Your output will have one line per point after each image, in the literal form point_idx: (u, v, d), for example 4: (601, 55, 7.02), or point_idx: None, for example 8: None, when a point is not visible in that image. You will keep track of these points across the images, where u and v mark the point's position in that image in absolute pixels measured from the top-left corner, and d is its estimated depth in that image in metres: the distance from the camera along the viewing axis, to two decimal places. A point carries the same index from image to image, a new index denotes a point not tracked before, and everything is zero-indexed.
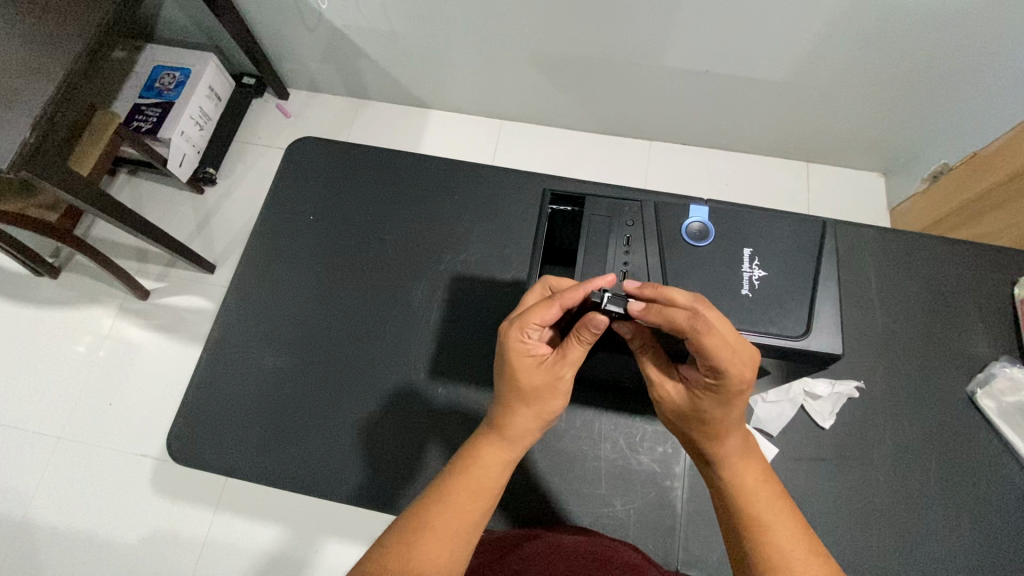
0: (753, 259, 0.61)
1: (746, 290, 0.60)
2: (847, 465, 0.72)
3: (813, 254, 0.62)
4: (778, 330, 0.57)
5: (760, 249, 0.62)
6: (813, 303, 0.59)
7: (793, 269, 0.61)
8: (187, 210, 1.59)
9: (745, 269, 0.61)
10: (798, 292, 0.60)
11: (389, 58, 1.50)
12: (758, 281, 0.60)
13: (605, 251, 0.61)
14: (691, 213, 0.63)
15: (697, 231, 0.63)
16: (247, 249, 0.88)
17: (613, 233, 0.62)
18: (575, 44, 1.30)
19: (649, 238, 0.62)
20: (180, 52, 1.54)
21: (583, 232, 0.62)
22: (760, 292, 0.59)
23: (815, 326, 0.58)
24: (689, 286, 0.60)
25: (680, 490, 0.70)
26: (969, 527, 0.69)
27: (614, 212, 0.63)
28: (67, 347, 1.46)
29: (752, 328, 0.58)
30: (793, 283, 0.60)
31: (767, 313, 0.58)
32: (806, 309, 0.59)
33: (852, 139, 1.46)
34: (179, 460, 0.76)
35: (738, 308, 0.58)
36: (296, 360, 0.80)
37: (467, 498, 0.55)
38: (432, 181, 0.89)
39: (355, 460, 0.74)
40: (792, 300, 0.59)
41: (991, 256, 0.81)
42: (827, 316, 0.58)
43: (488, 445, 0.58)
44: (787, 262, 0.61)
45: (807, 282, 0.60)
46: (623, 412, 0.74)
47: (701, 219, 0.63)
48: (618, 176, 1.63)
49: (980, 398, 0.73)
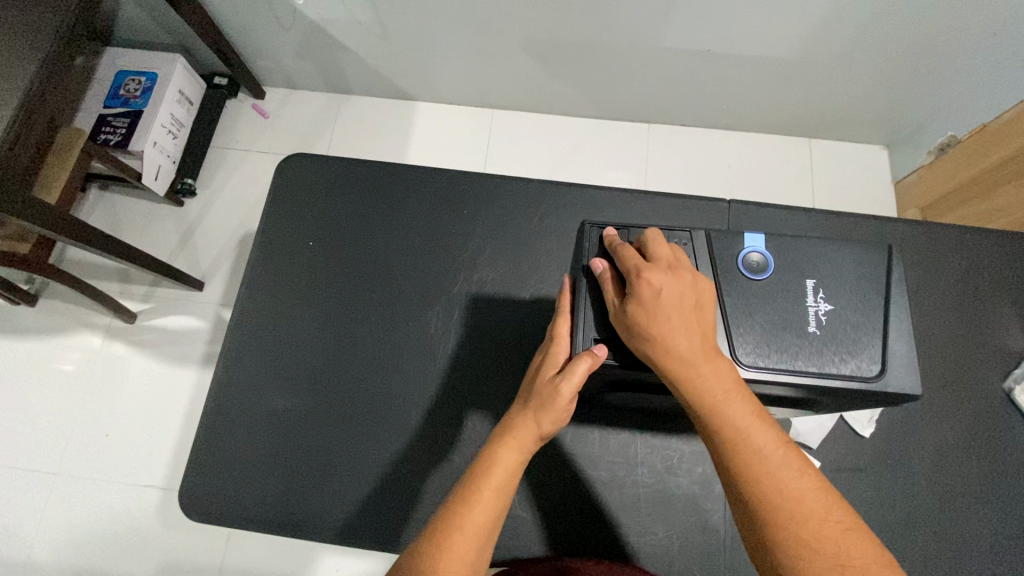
0: (818, 291, 0.55)
1: (813, 326, 0.54)
2: (889, 473, 0.70)
3: (880, 279, 0.56)
4: (851, 371, 0.52)
5: (824, 281, 0.55)
6: (886, 338, 0.53)
7: (861, 297, 0.55)
8: (166, 225, 1.51)
9: (810, 302, 0.55)
10: (870, 324, 0.54)
11: (370, 49, 1.41)
12: (826, 315, 0.54)
13: None
14: (748, 243, 0.57)
15: (755, 264, 0.57)
16: (243, 282, 0.82)
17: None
18: (568, 28, 1.24)
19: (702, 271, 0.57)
20: (144, 55, 1.43)
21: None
22: (829, 329, 0.54)
23: (892, 363, 0.52)
24: (751, 325, 0.54)
25: (721, 511, 0.69)
26: (1014, 527, 0.69)
27: None
28: (54, 377, 1.39)
29: (822, 370, 0.52)
30: (862, 314, 0.54)
31: (836, 352, 0.53)
32: (878, 345, 0.53)
33: (854, 114, 1.42)
34: (192, 515, 0.72)
35: (806, 350, 0.53)
36: (310, 401, 0.75)
37: (476, 526, 0.50)
38: (437, 194, 0.84)
39: (383, 501, 0.71)
40: (864, 335, 0.54)
41: (1020, 244, 0.79)
42: (902, 352, 0.53)
43: (503, 452, 0.53)
44: (853, 291, 0.55)
45: (880, 313, 0.55)
46: (658, 434, 0.72)
47: (759, 250, 0.57)
48: (618, 163, 1.57)
49: (1018, 394, 0.72)
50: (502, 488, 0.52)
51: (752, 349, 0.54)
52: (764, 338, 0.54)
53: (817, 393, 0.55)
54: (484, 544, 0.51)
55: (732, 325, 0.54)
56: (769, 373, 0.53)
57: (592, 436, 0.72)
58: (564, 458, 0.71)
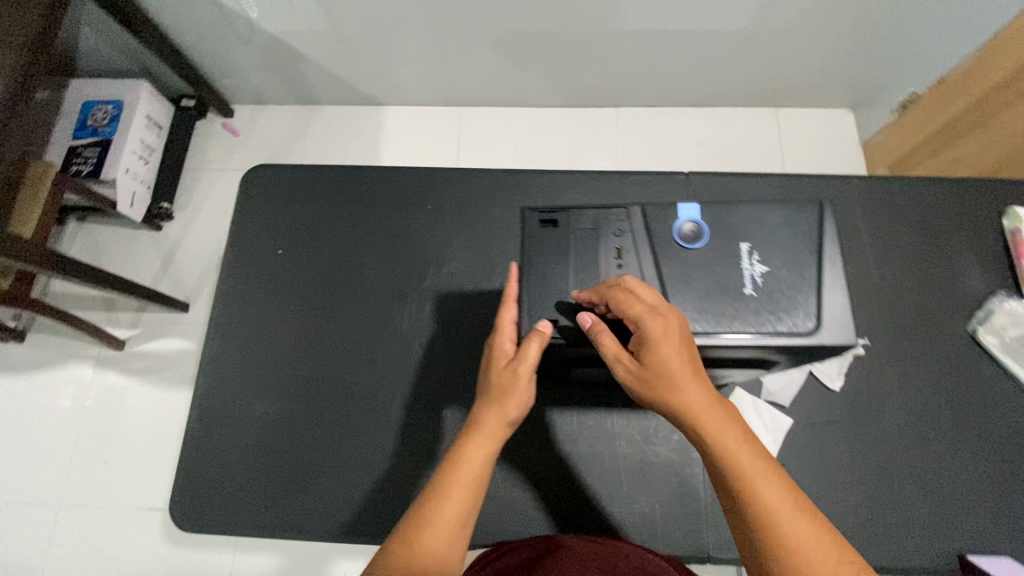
0: (752, 255, 0.57)
1: (749, 289, 0.56)
2: (861, 423, 0.72)
3: (813, 236, 0.58)
4: (787, 327, 0.54)
5: (757, 244, 0.58)
6: (819, 294, 0.56)
7: (793, 256, 0.57)
8: (147, 250, 1.52)
9: (745, 266, 0.57)
10: (804, 281, 0.56)
11: (332, 58, 1.42)
12: (761, 277, 0.56)
13: (597, 268, 0.59)
14: (682, 214, 0.59)
15: (690, 234, 0.58)
16: (217, 295, 0.83)
17: (601, 247, 0.60)
18: (524, 19, 1.25)
19: (643, 244, 0.59)
20: (109, 84, 1.44)
21: (568, 253, 0.60)
22: (764, 289, 0.56)
23: (825, 317, 0.55)
24: (689, 292, 0.56)
25: (701, 475, 0.70)
26: (987, 465, 0.70)
27: (598, 224, 0.60)
28: (49, 410, 1.40)
29: (759, 329, 0.54)
30: (796, 273, 0.56)
31: (774, 311, 0.55)
32: (813, 301, 0.56)
33: (817, 79, 1.43)
34: (184, 527, 0.73)
35: (743, 311, 0.55)
36: (292, 406, 0.77)
37: (449, 517, 0.49)
38: (400, 192, 0.85)
39: (370, 496, 0.72)
40: (798, 292, 0.56)
41: (973, 189, 0.81)
42: (835, 306, 0.55)
43: (473, 445, 0.52)
44: (785, 252, 0.57)
45: (813, 270, 0.57)
46: (633, 406, 0.73)
47: (693, 219, 0.59)
48: (589, 149, 1.58)
49: (982, 335, 0.73)
50: (473, 479, 0.51)
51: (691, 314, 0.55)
52: (704, 302, 0.56)
53: (762, 352, 0.57)
54: (459, 535, 0.49)
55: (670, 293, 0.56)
56: (709, 336, 0.54)
57: (569, 414, 0.73)
58: (543, 438, 0.72)
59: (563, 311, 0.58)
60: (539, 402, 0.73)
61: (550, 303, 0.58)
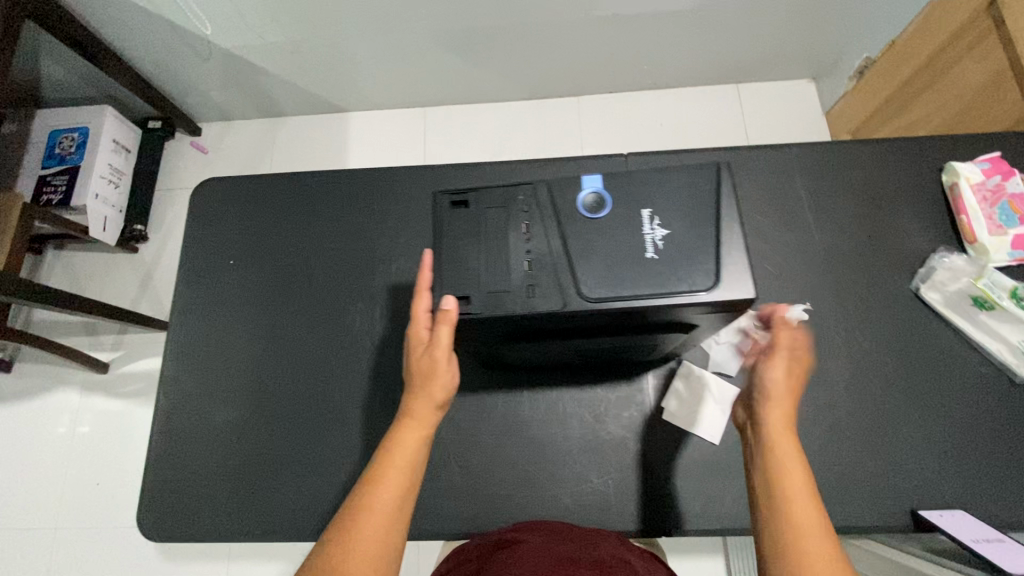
0: (653, 218, 0.55)
1: (651, 253, 0.54)
2: (810, 387, 0.73)
3: (713, 194, 0.55)
4: (688, 288, 0.52)
5: (659, 207, 0.55)
6: (721, 250, 0.53)
7: (694, 215, 0.55)
8: (125, 273, 1.54)
9: (646, 231, 0.54)
10: (705, 240, 0.53)
11: (291, 69, 1.43)
12: (662, 240, 0.54)
13: (505, 244, 0.55)
14: (586, 184, 0.56)
15: (592, 203, 0.56)
16: (174, 309, 0.84)
17: (510, 224, 0.56)
18: (473, 15, 1.25)
19: (552, 219, 0.56)
20: (74, 112, 1.46)
21: (479, 233, 0.56)
22: (666, 252, 0.53)
23: (727, 273, 0.52)
24: (592, 261, 0.54)
25: (653, 450, 0.71)
26: (937, 419, 0.71)
27: (506, 200, 0.57)
28: (39, 437, 1.42)
29: (661, 290, 0.52)
30: (697, 232, 0.54)
31: (675, 272, 0.52)
32: (715, 259, 0.53)
33: (773, 53, 1.43)
34: (154, 537, 0.75)
35: (646, 275, 0.53)
36: (251, 413, 0.78)
37: (383, 505, 0.50)
38: (347, 194, 0.86)
39: (332, 494, 0.74)
40: (699, 252, 0.53)
41: (911, 147, 0.81)
42: (738, 262, 0.52)
43: (403, 431, 0.54)
44: (686, 211, 0.55)
45: (715, 228, 0.54)
46: (584, 387, 0.74)
47: (595, 189, 0.56)
48: (553, 139, 1.59)
49: (925, 292, 0.74)
50: (406, 468, 0.53)
51: (594, 283, 0.53)
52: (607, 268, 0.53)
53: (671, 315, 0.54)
54: (396, 522, 0.51)
55: (575, 262, 0.53)
56: (609, 303, 0.52)
57: (522, 399, 0.74)
58: (496, 425, 0.73)
59: (474, 291, 0.54)
60: (491, 389, 0.74)
61: (459, 284, 0.54)
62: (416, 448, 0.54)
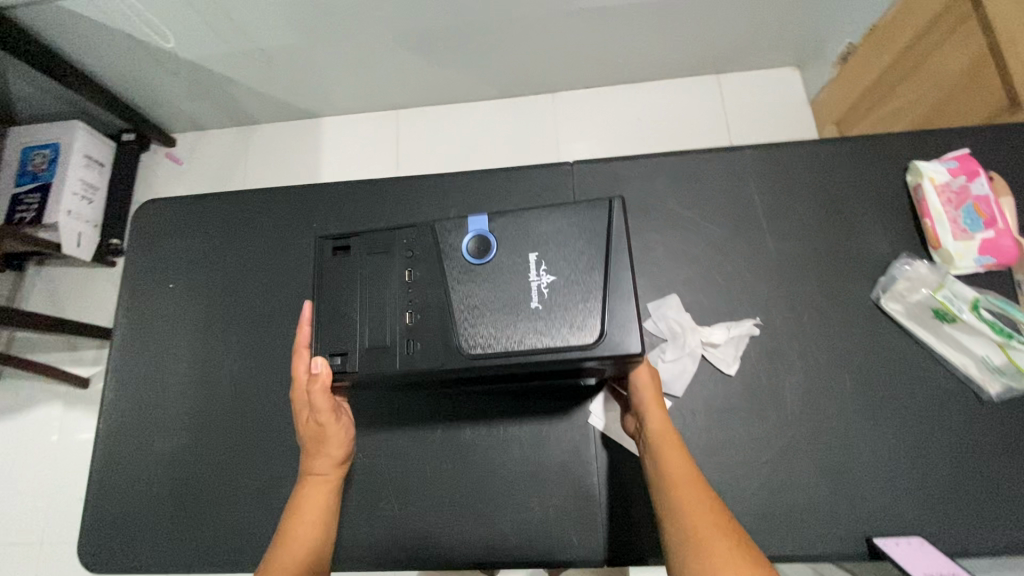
0: (540, 264, 0.56)
1: (535, 301, 0.55)
2: (763, 406, 0.69)
3: (600, 235, 0.56)
4: (571, 338, 0.53)
5: (546, 253, 0.56)
6: (604, 297, 0.54)
7: (582, 260, 0.55)
8: (104, 287, 1.54)
9: (533, 277, 0.55)
10: (590, 286, 0.54)
11: (258, 77, 1.41)
12: (548, 288, 0.55)
13: (389, 294, 0.59)
14: (471, 228, 0.58)
15: (478, 249, 0.57)
16: (116, 335, 0.83)
17: (393, 270, 0.60)
18: (434, 16, 1.22)
19: (440, 265, 0.58)
20: (45, 128, 1.45)
21: (365, 282, 0.60)
22: (550, 300, 0.54)
23: (610, 322, 0.53)
24: (477, 311, 0.56)
25: (596, 475, 0.69)
26: (897, 438, 0.67)
27: (389, 248, 0.60)
28: (23, 452, 1.44)
29: (544, 342, 0.53)
30: (582, 278, 0.55)
31: (556, 322, 0.54)
32: (598, 306, 0.54)
33: (753, 41, 1.37)
34: (93, 570, 0.74)
35: (529, 325, 0.54)
36: (189, 440, 0.77)
37: (300, 551, 0.58)
38: (288, 212, 0.84)
39: (270, 524, 0.72)
40: (583, 299, 0.54)
41: (876, 146, 0.76)
42: (620, 309, 0.54)
43: (310, 489, 0.62)
44: (573, 257, 0.55)
45: (600, 274, 0.55)
46: (525, 410, 0.71)
47: (480, 233, 0.58)
48: (529, 138, 1.55)
49: (885, 303, 0.69)
50: (316, 517, 0.60)
51: (479, 334, 0.55)
52: (489, 320, 0.55)
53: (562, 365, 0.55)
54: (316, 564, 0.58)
55: (459, 312, 0.56)
56: (494, 356, 0.54)
57: (461, 424, 0.72)
58: (435, 451, 0.71)
59: (352, 348, 0.58)
60: (429, 414, 0.72)
61: (342, 339, 0.59)
62: (324, 501, 0.62)
